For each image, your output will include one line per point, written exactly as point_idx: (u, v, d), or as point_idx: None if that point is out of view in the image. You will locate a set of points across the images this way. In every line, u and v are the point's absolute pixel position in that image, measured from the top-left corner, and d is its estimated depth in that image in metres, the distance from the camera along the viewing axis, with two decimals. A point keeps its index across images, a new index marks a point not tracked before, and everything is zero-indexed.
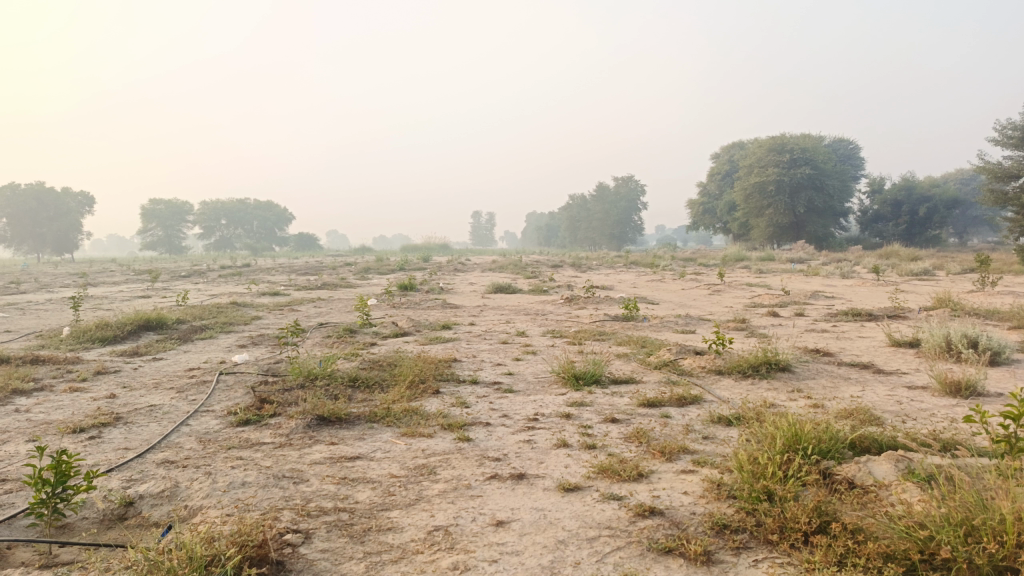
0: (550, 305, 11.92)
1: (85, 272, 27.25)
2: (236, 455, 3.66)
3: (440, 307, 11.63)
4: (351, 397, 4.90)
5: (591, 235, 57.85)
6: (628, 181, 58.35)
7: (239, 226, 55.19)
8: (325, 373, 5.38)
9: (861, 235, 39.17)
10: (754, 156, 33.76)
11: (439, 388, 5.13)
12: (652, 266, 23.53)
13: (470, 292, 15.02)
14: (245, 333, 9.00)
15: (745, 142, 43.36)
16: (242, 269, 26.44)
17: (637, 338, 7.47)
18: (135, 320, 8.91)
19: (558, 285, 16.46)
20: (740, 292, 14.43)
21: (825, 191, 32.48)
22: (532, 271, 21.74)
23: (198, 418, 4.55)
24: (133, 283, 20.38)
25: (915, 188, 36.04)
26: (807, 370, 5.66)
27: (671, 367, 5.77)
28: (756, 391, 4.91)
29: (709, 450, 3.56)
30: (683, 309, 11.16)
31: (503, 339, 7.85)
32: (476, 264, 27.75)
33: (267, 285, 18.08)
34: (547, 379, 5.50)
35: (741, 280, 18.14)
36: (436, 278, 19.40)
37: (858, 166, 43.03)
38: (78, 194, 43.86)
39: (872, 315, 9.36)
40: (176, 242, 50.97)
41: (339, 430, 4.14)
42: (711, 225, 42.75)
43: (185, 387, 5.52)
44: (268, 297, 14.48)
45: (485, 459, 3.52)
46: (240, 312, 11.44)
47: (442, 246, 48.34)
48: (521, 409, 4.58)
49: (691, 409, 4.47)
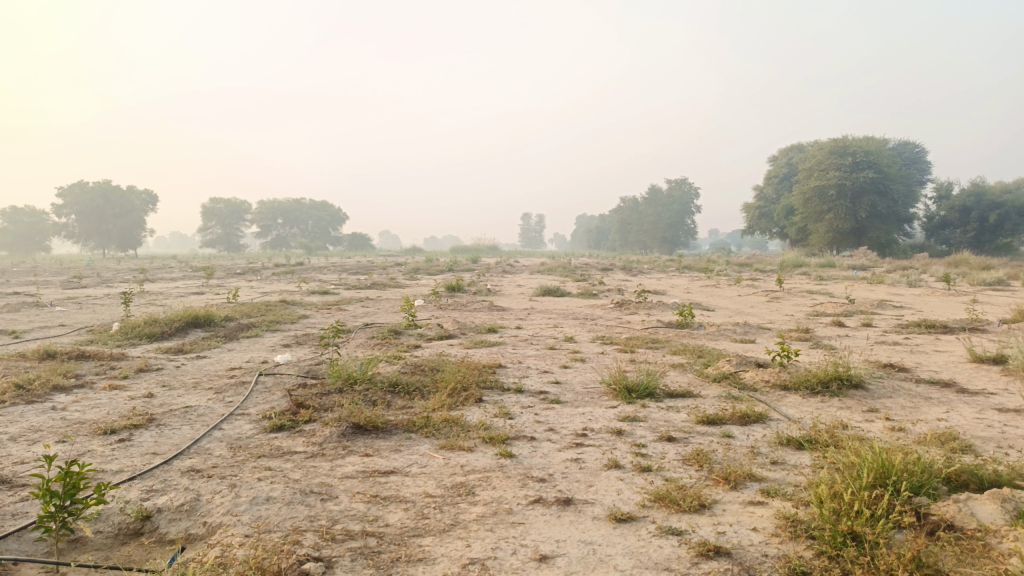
0: (600, 309, 11.54)
1: (144, 268, 27.86)
2: (264, 466, 3.44)
3: (487, 309, 11.38)
4: (390, 404, 4.65)
5: (641, 238, 56.99)
6: (681, 184, 57.27)
7: (294, 226, 56.27)
8: (364, 378, 5.15)
9: (926, 241, 37.49)
10: (814, 159, 32.63)
11: (482, 397, 4.85)
12: (706, 271, 22.86)
13: (518, 294, 14.76)
14: (290, 332, 8.90)
15: (805, 144, 42.00)
16: (295, 268, 26.74)
17: (693, 347, 7.07)
18: (183, 317, 8.90)
19: (608, 288, 16.06)
20: (801, 299, 13.81)
21: (889, 196, 31.15)
22: (581, 274, 21.33)
23: (231, 422, 4.36)
24: (188, 280, 20.71)
25: (986, 194, 34.28)
26: (883, 388, 5.18)
27: (731, 380, 5.36)
28: (828, 410, 4.48)
29: (780, 479, 3.19)
30: (740, 317, 10.65)
31: (551, 345, 7.54)
32: (525, 265, 27.56)
33: (317, 284, 18.19)
34: (597, 390, 5.16)
35: (800, 286, 17.40)
36: (484, 279, 19.22)
37: (924, 170, 41.24)
38: (142, 192, 45.23)
39: (947, 328, 8.71)
40: (233, 240, 52.32)
41: (375, 440, 3.89)
42: (767, 230, 41.52)
43: (223, 388, 5.37)
44: (317, 296, 14.47)
45: (528, 480, 3.22)
46: (288, 310, 11.41)
47: (491, 247, 48.34)
48: (568, 422, 4.27)
49: (756, 429, 4.09)
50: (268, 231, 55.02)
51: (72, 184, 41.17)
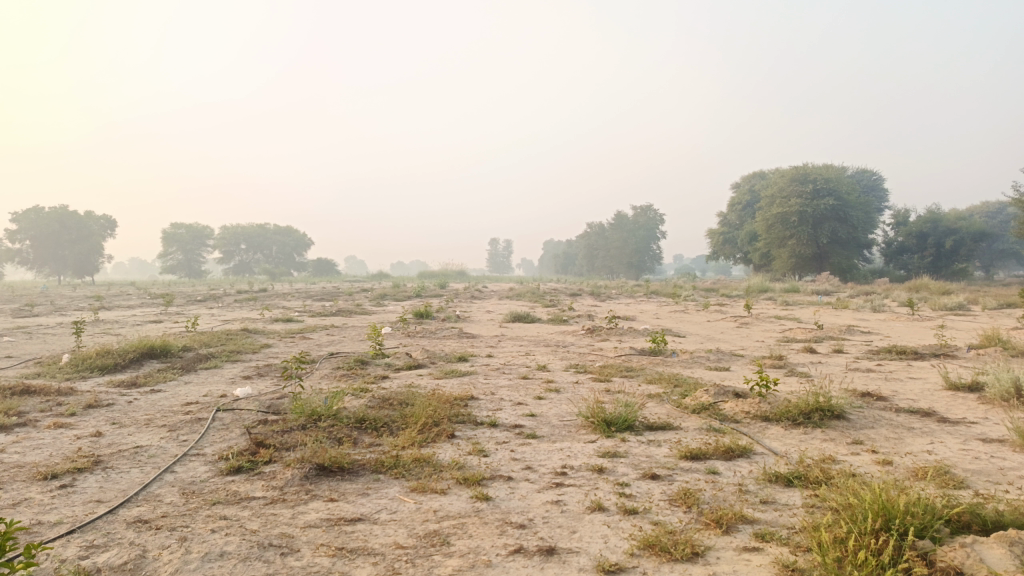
0: (571, 336, 11.39)
1: (101, 295, 27.09)
2: (220, 515, 3.16)
3: (456, 337, 11.15)
4: (356, 442, 4.40)
5: (608, 264, 57.30)
6: (647, 210, 57.94)
7: (258, 252, 55.37)
8: (330, 413, 4.89)
9: (885, 267, 38.27)
10: (776, 186, 33.20)
11: (454, 432, 4.62)
12: (674, 296, 22.94)
13: (487, 321, 14.56)
14: (252, 362, 8.56)
15: (767, 172, 42.81)
16: (258, 294, 26.06)
17: (668, 376, 6.94)
18: (138, 347, 8.50)
19: (578, 314, 15.94)
20: (770, 325, 13.84)
21: (849, 223, 31.78)
22: (550, 300, 21.27)
23: (185, 463, 4.07)
24: (147, 307, 20.13)
25: (942, 220, 35.18)
26: (864, 418, 5.08)
27: (711, 411, 5.21)
28: (812, 443, 4.35)
29: (773, 521, 3.02)
30: (712, 343, 10.57)
31: (523, 374, 7.34)
32: (493, 291, 27.34)
33: (280, 311, 17.74)
34: (573, 423, 4.97)
35: (767, 313, 17.48)
36: (453, 305, 18.99)
37: (882, 197, 42.24)
38: (99, 217, 44.09)
39: (917, 354, 8.73)
40: (195, 266, 51.25)
41: (341, 483, 3.64)
42: (731, 255, 42.01)
43: (177, 425, 5.05)
44: (280, 324, 14.07)
45: (507, 526, 3.00)
46: (249, 340, 11.01)
47: (459, 273, 48.12)
48: (546, 459, 4.06)
49: (741, 464, 3.93)
50: (231, 257, 54.05)
51: (26, 209, 39.97)
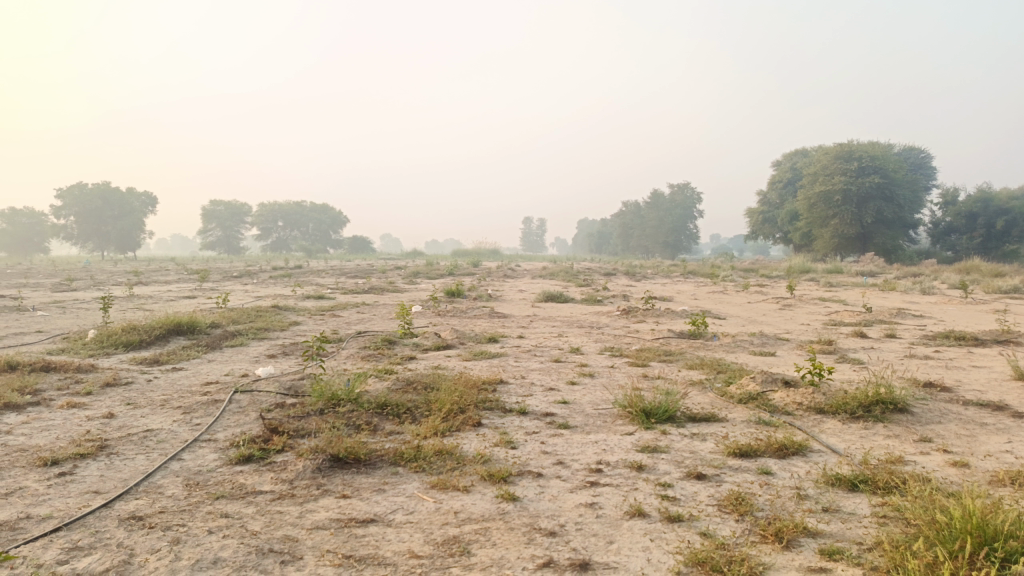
0: (606, 317, 11.00)
1: (141, 271, 27.35)
2: (221, 513, 2.89)
3: (487, 316, 10.84)
4: (376, 429, 4.10)
5: (643, 243, 56.46)
6: (684, 189, 56.87)
7: (294, 228, 55.76)
8: (350, 397, 4.60)
9: (931, 247, 36.91)
10: (819, 164, 32.05)
11: (480, 420, 4.30)
12: (713, 277, 22.32)
13: (520, 300, 14.24)
14: (278, 341, 8.36)
15: (809, 149, 41.51)
16: (293, 271, 26.06)
17: (710, 361, 6.53)
18: (165, 323, 8.35)
19: (612, 294, 15.52)
20: (815, 307, 13.25)
21: (895, 202, 30.63)
22: (584, 279, 20.89)
23: (193, 451, 3.82)
24: (182, 283, 20.23)
25: (993, 200, 33.76)
26: (929, 412, 4.63)
27: (759, 402, 4.80)
28: (874, 441, 3.94)
29: (842, 536, 2.63)
30: (754, 326, 10.08)
31: (556, 357, 6.98)
32: (526, 270, 27.00)
33: (313, 287, 17.67)
34: (609, 412, 4.61)
35: (810, 294, 16.86)
36: (485, 283, 18.70)
37: (930, 175, 40.69)
38: (141, 194, 44.65)
39: (978, 340, 8.15)
40: (233, 243, 51.87)
41: (355, 477, 3.33)
42: (771, 235, 40.91)
43: (192, 407, 4.82)
44: (311, 301, 13.89)
45: (535, 533, 2.67)
46: (278, 317, 10.85)
47: (492, 251, 47.87)
48: (579, 454, 3.71)
49: (797, 464, 3.54)
50: (268, 233, 54.57)
51: (70, 185, 40.59)
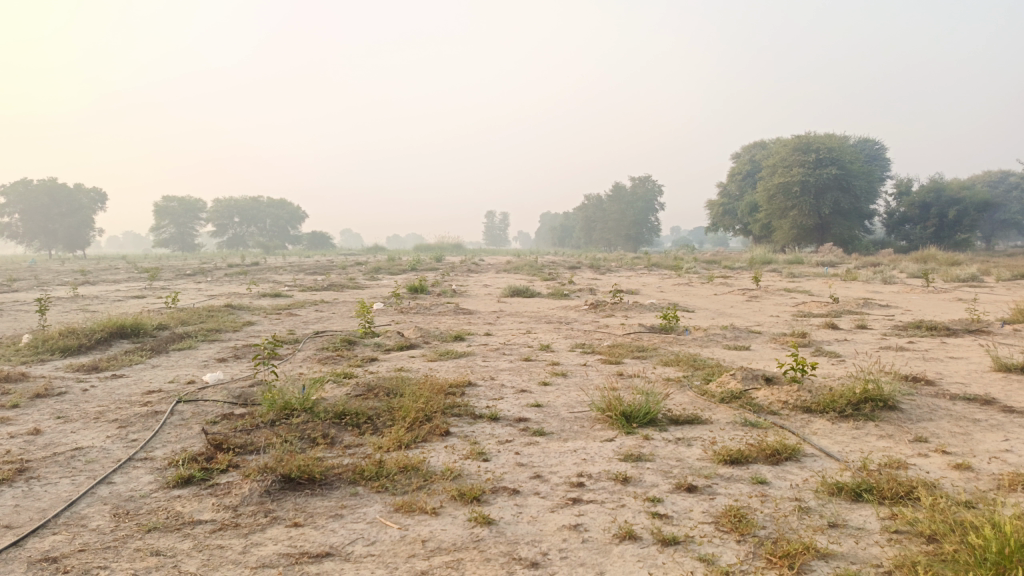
0: (574, 311, 10.74)
1: (89, 269, 26.22)
2: (151, 550, 2.50)
3: (452, 312, 10.49)
4: (334, 443, 3.73)
5: (605, 236, 56.47)
6: (645, 182, 57.17)
7: (252, 225, 54.47)
8: (305, 406, 4.22)
9: (887, 237, 37.56)
10: (777, 156, 32.35)
11: (448, 429, 3.97)
12: (677, 269, 22.29)
13: (485, 295, 13.91)
14: (231, 343, 7.88)
15: (767, 142, 41.96)
16: (249, 268, 25.27)
17: (685, 357, 6.29)
18: (107, 327, 7.81)
19: (579, 288, 15.28)
20: (781, 299, 13.19)
21: (852, 193, 31.06)
22: (550, 272, 20.68)
23: (126, 472, 3.40)
24: (133, 282, 19.40)
25: (945, 190, 34.45)
26: (918, 408, 4.44)
27: (742, 400, 4.56)
28: (869, 443, 3.72)
29: (857, 557, 2.35)
30: (725, 319, 9.92)
31: (525, 355, 6.67)
32: (491, 263, 26.59)
33: (269, 285, 17.03)
34: (586, 416, 4.31)
35: (776, 285, 16.87)
36: (448, 278, 18.30)
37: (884, 166, 41.41)
38: (90, 189, 42.95)
39: (950, 330, 8.06)
40: (188, 240, 50.45)
41: (309, 500, 2.97)
42: (730, 227, 41.22)
43: (130, 420, 4.38)
44: (267, 300, 13.32)
45: (516, 565, 2.35)
46: (233, 317, 10.31)
47: (455, 245, 47.35)
48: (557, 465, 3.39)
49: (793, 471, 3.28)
50: (225, 230, 53.20)
51: (13, 182, 38.88)
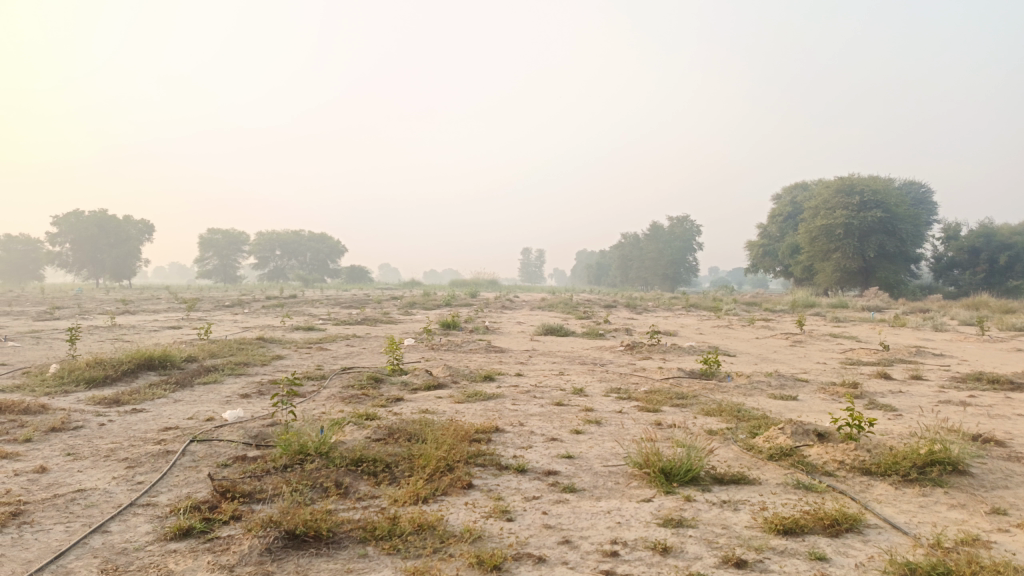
0: (609, 352, 10.39)
1: (131, 299, 26.63)
2: None
3: (483, 350, 10.23)
4: (348, 493, 3.47)
5: (642, 274, 55.91)
6: (683, 222, 56.64)
7: (292, 258, 55.31)
8: (320, 450, 3.98)
9: (934, 282, 36.37)
10: (820, 197, 31.73)
11: (472, 481, 3.68)
12: (716, 311, 21.73)
13: (519, 333, 13.63)
14: (257, 378, 7.71)
15: (809, 183, 41.29)
16: (286, 301, 25.37)
17: (728, 406, 5.89)
18: (135, 358, 7.71)
19: (614, 327, 14.90)
20: (826, 344, 12.64)
21: (897, 236, 30.19)
22: (585, 311, 20.36)
23: (125, 520, 3.18)
24: (172, 312, 19.58)
25: (996, 235, 33.33)
26: (991, 474, 4.00)
27: (793, 458, 4.18)
28: (940, 514, 3.31)
29: None
30: (768, 364, 9.46)
31: (557, 399, 6.35)
32: (526, 300, 26.31)
33: (303, 318, 16.98)
34: (621, 471, 3.97)
35: (820, 329, 16.27)
36: (482, 315, 18.07)
37: (931, 210, 40.33)
38: (138, 221, 44.11)
39: (1014, 384, 7.51)
40: (230, 271, 51.35)
41: (313, 562, 2.70)
42: (771, 269, 40.43)
43: (139, 460, 4.17)
44: (299, 333, 13.21)
45: None
46: (262, 350, 10.19)
47: (491, 282, 47.23)
48: (589, 530, 3.06)
49: (855, 548, 2.90)
50: (266, 262, 54.07)
51: (67, 213, 40.09)
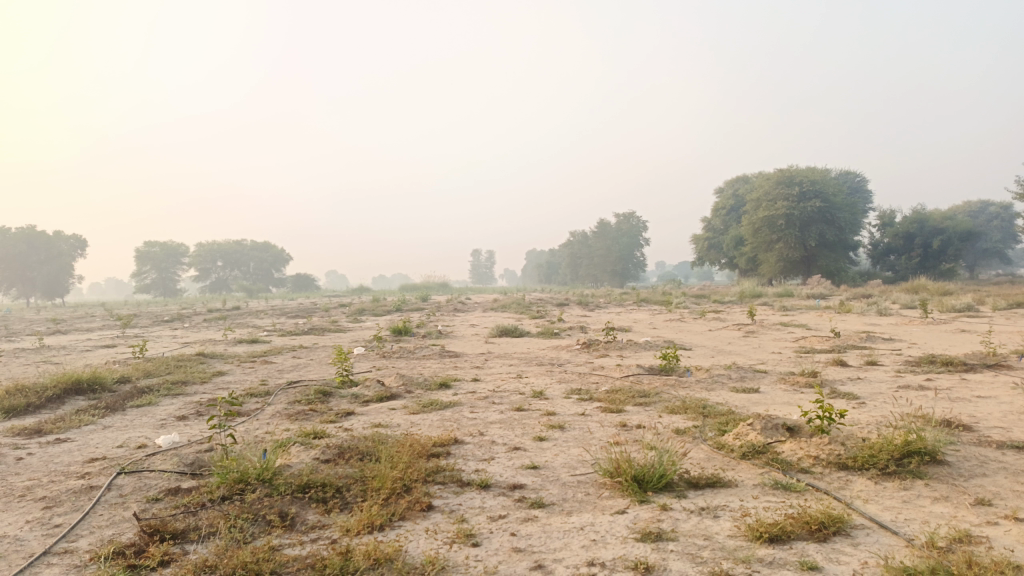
0: (566, 352, 10.17)
1: (63, 317, 25.24)
2: None
3: (437, 356, 9.89)
4: (294, 525, 3.13)
5: (591, 272, 56.16)
6: (630, 218, 57.08)
7: (235, 268, 53.73)
8: (263, 477, 3.62)
9: (872, 268, 37.41)
10: (761, 189, 32.31)
11: (432, 503, 3.38)
12: (668, 304, 21.78)
13: (472, 336, 13.32)
14: (196, 397, 7.23)
15: (750, 176, 42.09)
16: (229, 313, 24.43)
17: (692, 402, 5.72)
18: (61, 383, 7.14)
19: (568, 326, 14.74)
20: (779, 333, 12.69)
21: (836, 225, 30.92)
22: (537, 310, 20.14)
23: (36, 573, 2.78)
24: (106, 330, 18.60)
25: (928, 220, 34.47)
26: (966, 461, 3.89)
27: (767, 456, 4.00)
28: (925, 509, 3.16)
29: None
30: (725, 357, 9.38)
31: (517, 404, 6.08)
32: (479, 302, 25.92)
33: (247, 331, 16.31)
34: (591, 481, 3.73)
35: (770, 319, 16.41)
36: (433, 319, 17.70)
37: (867, 198, 41.55)
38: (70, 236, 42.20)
39: (967, 365, 7.55)
40: (170, 285, 49.55)
41: None
42: (717, 261, 41.01)
43: (58, 499, 3.74)
44: (242, 347, 12.64)
45: None
46: (203, 366, 9.63)
47: (442, 284, 46.74)
48: (563, 551, 2.80)
49: (845, 553, 2.71)
50: (207, 274, 52.36)
51: None
